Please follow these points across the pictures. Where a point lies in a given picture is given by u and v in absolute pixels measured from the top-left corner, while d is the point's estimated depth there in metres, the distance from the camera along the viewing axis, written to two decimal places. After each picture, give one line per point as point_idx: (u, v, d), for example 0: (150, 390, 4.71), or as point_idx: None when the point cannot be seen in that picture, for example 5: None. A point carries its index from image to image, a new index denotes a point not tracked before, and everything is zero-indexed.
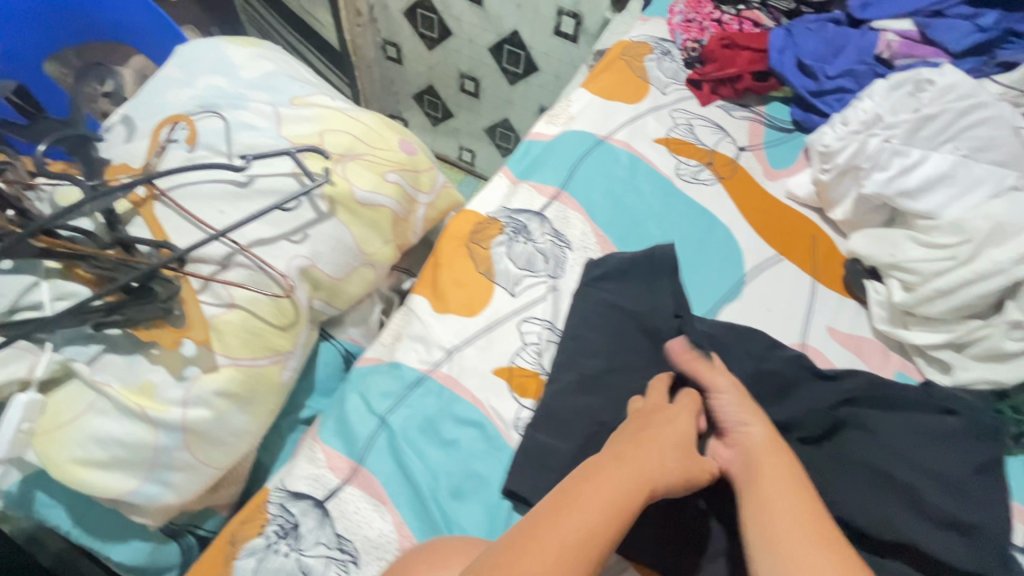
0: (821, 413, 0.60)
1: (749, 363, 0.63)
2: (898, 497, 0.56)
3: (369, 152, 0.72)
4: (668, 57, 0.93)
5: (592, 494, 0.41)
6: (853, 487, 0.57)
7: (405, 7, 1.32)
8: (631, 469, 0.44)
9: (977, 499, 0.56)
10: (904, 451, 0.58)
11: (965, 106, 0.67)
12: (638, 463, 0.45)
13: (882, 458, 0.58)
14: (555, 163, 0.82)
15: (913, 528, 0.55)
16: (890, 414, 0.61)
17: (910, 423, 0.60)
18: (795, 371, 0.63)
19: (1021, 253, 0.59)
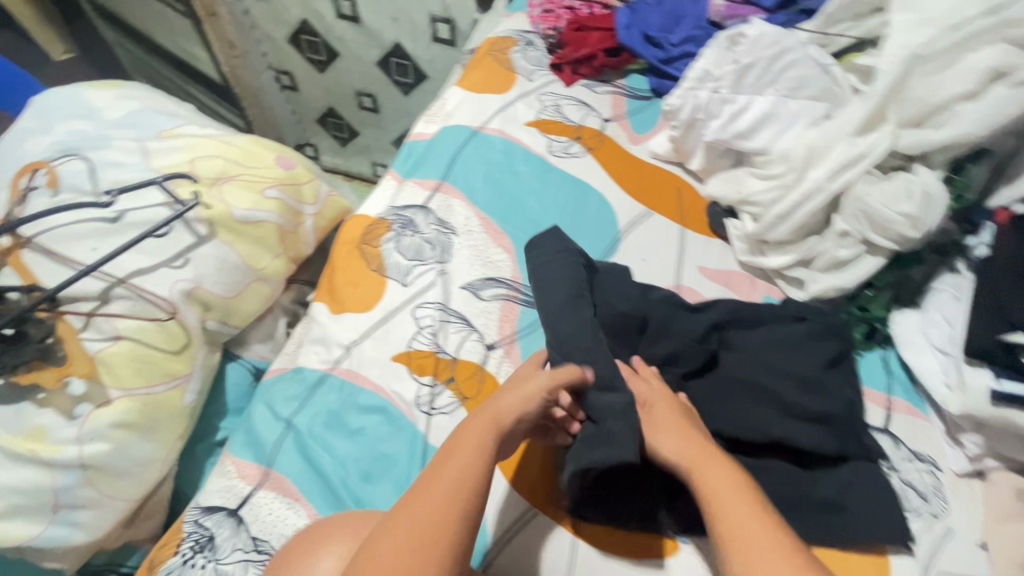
0: (692, 343, 0.66)
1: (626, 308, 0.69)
2: (767, 404, 0.62)
3: (245, 172, 0.74)
4: (532, 47, 1.00)
5: (443, 476, 0.44)
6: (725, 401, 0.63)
7: (288, 34, 1.34)
8: (480, 443, 0.47)
9: (830, 388, 0.63)
10: (766, 361, 0.65)
11: (775, 52, 0.75)
12: (492, 425, 0.49)
13: (747, 368, 0.65)
14: (436, 159, 0.87)
15: (782, 427, 0.60)
16: (753, 330, 0.68)
17: (769, 334, 0.67)
18: (670, 310, 0.68)
19: (835, 170, 0.67)
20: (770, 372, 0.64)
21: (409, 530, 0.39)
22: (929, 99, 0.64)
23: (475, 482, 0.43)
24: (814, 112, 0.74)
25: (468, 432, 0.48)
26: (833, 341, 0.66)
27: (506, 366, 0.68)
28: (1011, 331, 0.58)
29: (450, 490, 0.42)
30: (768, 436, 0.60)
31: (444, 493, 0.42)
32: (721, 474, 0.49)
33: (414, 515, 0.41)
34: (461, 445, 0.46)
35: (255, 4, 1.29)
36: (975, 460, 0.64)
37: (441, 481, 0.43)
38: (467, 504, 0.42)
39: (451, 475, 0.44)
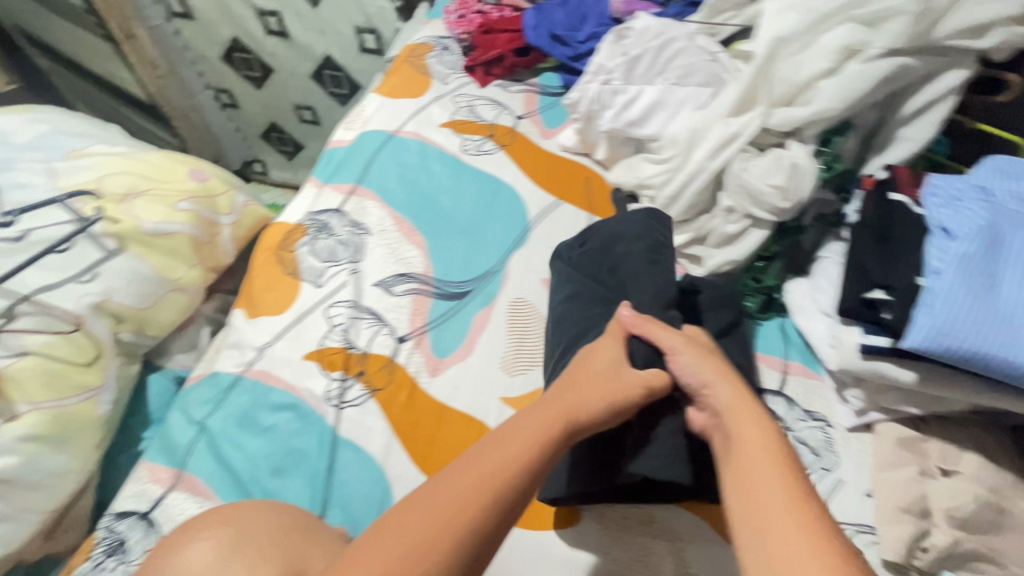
0: None
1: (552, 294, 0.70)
2: None
3: (156, 187, 0.76)
4: (448, 52, 1.04)
5: (488, 459, 0.41)
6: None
7: (221, 52, 1.36)
8: (540, 426, 0.45)
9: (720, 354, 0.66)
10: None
11: (660, 43, 0.79)
12: (569, 413, 0.47)
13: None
14: (353, 163, 0.89)
15: None
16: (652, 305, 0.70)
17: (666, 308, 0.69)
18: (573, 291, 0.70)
19: (714, 150, 0.71)
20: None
21: (419, 513, 0.37)
22: (793, 78, 0.68)
23: (515, 476, 0.41)
24: (700, 97, 0.78)
25: (540, 412, 0.47)
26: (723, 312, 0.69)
27: (416, 356, 0.70)
28: (872, 289, 0.61)
29: (499, 468, 0.41)
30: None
31: (501, 459, 0.41)
32: (757, 436, 0.47)
33: (437, 494, 0.39)
34: (518, 433, 0.44)
35: (184, 24, 1.31)
36: (862, 415, 0.68)
37: (509, 448, 0.42)
38: (520, 478, 0.41)
39: (516, 443, 0.43)
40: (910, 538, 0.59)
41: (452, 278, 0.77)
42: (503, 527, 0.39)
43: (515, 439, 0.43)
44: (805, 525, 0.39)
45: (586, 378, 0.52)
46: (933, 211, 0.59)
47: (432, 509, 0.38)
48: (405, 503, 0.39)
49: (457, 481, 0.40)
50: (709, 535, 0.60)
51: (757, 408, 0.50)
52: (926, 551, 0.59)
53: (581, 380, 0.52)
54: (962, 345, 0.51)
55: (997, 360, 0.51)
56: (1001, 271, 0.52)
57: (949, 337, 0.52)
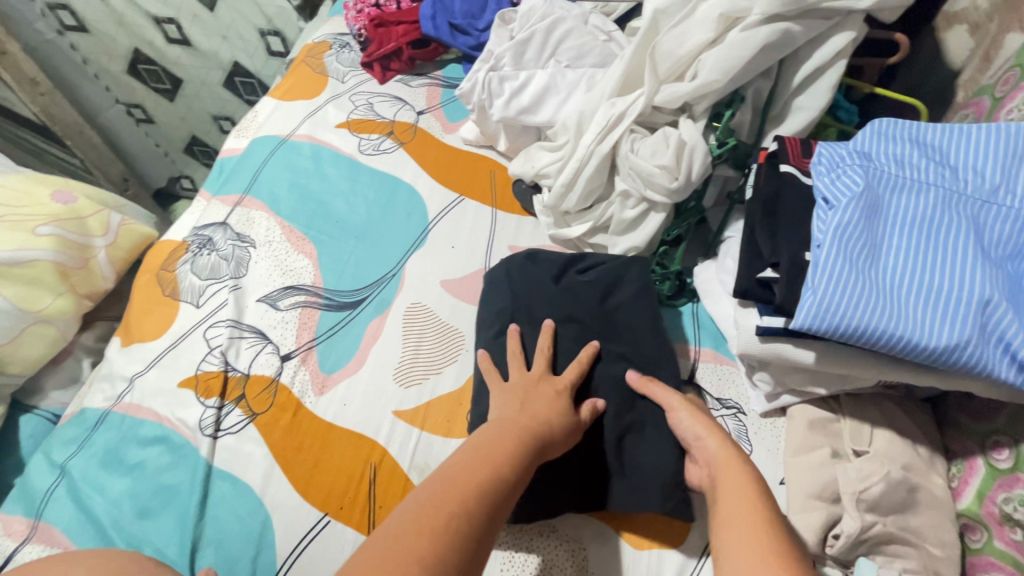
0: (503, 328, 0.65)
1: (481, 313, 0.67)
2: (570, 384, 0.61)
3: (10, 212, 0.70)
4: (347, 49, 0.99)
5: (485, 465, 0.44)
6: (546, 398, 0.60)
7: (125, 65, 1.27)
8: (511, 434, 0.48)
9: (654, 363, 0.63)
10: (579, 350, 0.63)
11: (548, 25, 0.76)
12: (532, 431, 0.50)
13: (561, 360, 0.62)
14: (241, 173, 0.84)
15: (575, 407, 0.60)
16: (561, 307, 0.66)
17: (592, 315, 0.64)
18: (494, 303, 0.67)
19: (601, 132, 0.67)
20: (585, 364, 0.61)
21: (442, 500, 0.39)
22: (677, 52, 0.65)
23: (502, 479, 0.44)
24: (591, 78, 0.75)
25: (505, 427, 0.49)
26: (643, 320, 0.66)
27: (301, 374, 0.65)
28: (765, 268, 0.58)
29: (488, 472, 0.43)
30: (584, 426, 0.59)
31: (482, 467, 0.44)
32: (742, 480, 0.46)
33: (450, 487, 0.41)
34: (498, 442, 0.47)
35: (81, 38, 1.20)
36: (773, 399, 0.65)
37: (499, 458, 0.45)
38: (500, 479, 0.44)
39: (493, 455, 0.46)
40: (821, 526, 0.57)
41: (344, 287, 0.72)
42: (492, 525, 0.40)
43: (497, 444, 0.47)
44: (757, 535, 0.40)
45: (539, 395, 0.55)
46: (816, 179, 0.55)
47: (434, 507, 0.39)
48: (438, 493, 0.40)
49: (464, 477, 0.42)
50: (612, 539, 0.57)
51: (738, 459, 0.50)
52: (838, 538, 0.56)
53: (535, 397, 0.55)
54: (845, 324, 0.48)
55: (880, 337, 0.48)
56: (879, 244, 0.50)
57: (832, 316, 0.49)
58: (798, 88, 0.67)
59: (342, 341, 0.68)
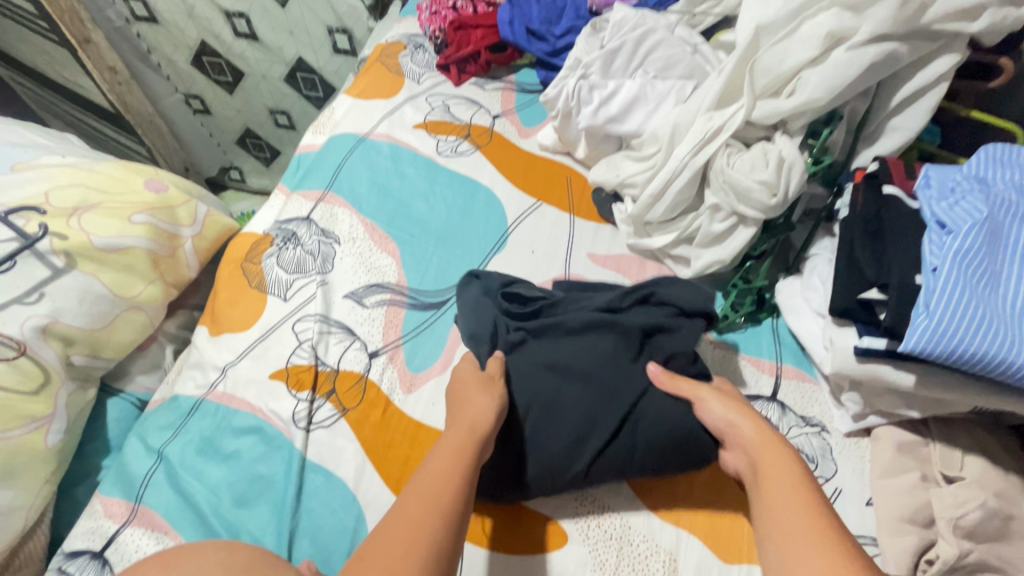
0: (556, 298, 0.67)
1: (521, 292, 0.67)
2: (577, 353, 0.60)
3: (108, 199, 0.72)
4: (421, 50, 1.00)
5: (430, 478, 0.46)
6: (556, 392, 0.59)
7: (189, 57, 1.30)
8: (454, 438, 0.50)
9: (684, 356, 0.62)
10: (590, 330, 0.61)
11: (639, 35, 0.76)
12: (475, 424, 0.52)
13: (556, 352, 0.60)
14: (322, 169, 0.85)
15: (574, 378, 0.59)
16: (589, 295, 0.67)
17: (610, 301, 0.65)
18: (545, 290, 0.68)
19: (696, 145, 0.67)
20: (590, 347, 0.60)
21: (383, 538, 0.40)
22: (778, 68, 0.65)
23: (451, 485, 0.46)
24: (681, 90, 0.75)
25: (452, 434, 0.51)
26: (671, 309, 0.64)
27: (389, 371, 0.66)
28: (868, 289, 0.57)
29: (439, 476, 0.46)
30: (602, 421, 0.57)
31: (437, 488, 0.45)
32: (788, 470, 0.47)
33: (389, 521, 0.42)
34: (448, 446, 0.50)
35: (149, 28, 1.24)
36: (859, 419, 0.65)
37: (451, 469, 0.47)
38: (454, 496, 0.45)
39: (447, 468, 0.47)
40: (914, 551, 0.56)
41: (428, 287, 0.73)
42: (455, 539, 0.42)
43: (443, 456, 0.48)
44: (824, 548, 0.40)
45: (465, 409, 0.53)
46: (928, 203, 0.55)
47: (392, 539, 0.40)
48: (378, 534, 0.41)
49: (405, 507, 0.43)
50: (702, 551, 0.57)
51: (782, 442, 0.50)
52: (931, 563, 0.56)
53: (468, 394, 0.55)
54: (963, 350, 0.48)
55: (997, 363, 0.48)
56: (998, 269, 0.50)
57: (949, 339, 0.48)
58: (897, 108, 0.66)
59: (430, 342, 0.68)
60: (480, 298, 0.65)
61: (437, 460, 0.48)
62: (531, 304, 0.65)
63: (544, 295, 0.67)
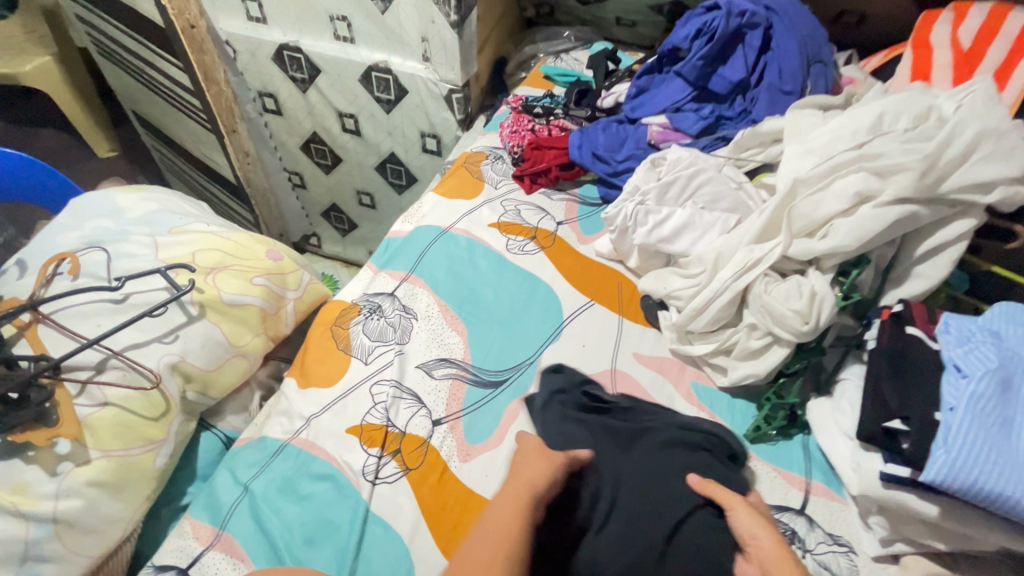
0: (624, 406, 0.77)
1: (597, 396, 0.78)
2: (630, 461, 0.69)
3: (237, 263, 0.87)
4: (501, 161, 1.17)
5: (495, 543, 0.49)
6: (629, 486, 0.66)
7: (301, 142, 1.55)
8: (516, 498, 0.53)
9: (724, 479, 0.68)
10: (642, 441, 0.70)
11: (691, 172, 0.89)
12: (528, 490, 0.55)
13: (604, 446, 0.71)
14: (407, 253, 1.00)
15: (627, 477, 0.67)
16: (653, 412, 0.76)
17: (682, 424, 0.74)
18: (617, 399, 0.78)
19: (737, 271, 0.77)
20: (638, 447, 0.70)
21: None
22: (812, 215, 0.76)
23: (504, 545, 0.49)
24: (725, 221, 0.87)
25: (516, 492, 0.54)
26: (714, 443, 0.72)
27: (449, 440, 0.75)
28: (891, 419, 0.63)
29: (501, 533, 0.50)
30: (668, 517, 0.63)
31: (494, 547, 0.49)
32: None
33: None
34: (506, 502, 0.53)
35: (272, 118, 1.52)
36: (886, 544, 0.67)
37: (506, 536, 0.49)
38: (516, 542, 0.49)
39: (505, 524, 0.50)
40: None
41: (489, 366, 0.83)
42: None
43: (500, 510, 0.52)
44: None
45: (529, 479, 0.56)
46: (947, 347, 0.63)
47: None
48: None
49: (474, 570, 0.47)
50: None
51: (789, 552, 0.51)
52: None
53: (531, 458, 0.60)
54: (977, 486, 0.53)
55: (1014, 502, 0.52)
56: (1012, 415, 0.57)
57: (966, 474, 0.54)
58: (922, 258, 0.75)
59: (493, 419, 0.77)
60: (563, 384, 0.79)
61: (496, 515, 0.52)
62: (606, 403, 0.77)
63: (614, 400, 0.77)
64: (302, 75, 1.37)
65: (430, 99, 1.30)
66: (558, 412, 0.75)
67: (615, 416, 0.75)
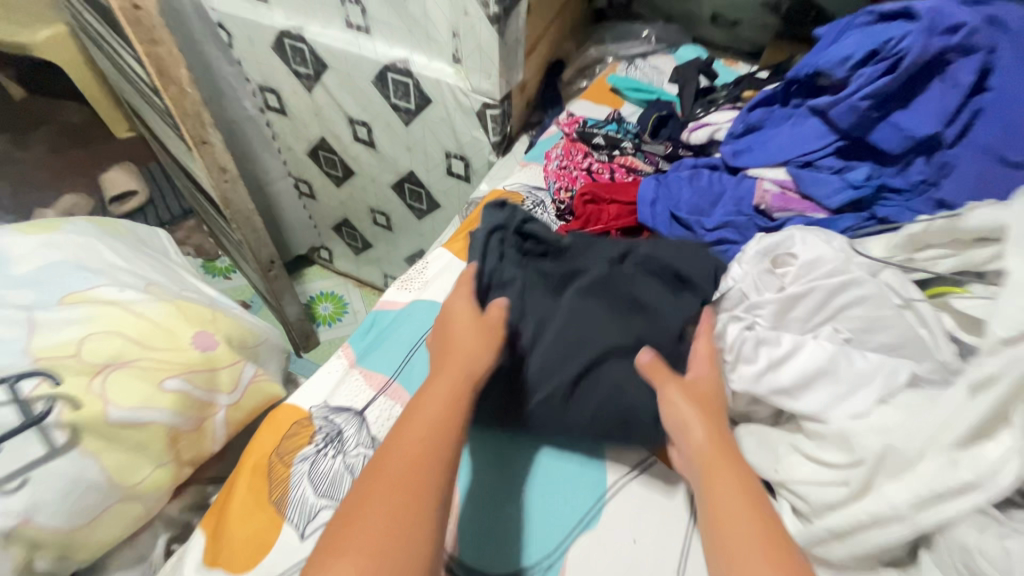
0: (584, 240, 0.72)
1: (566, 266, 0.68)
2: (582, 285, 0.65)
3: (144, 358, 0.61)
4: (540, 208, 0.87)
5: (421, 406, 0.49)
6: (562, 320, 0.62)
7: (307, 148, 1.29)
8: (451, 372, 0.53)
9: (654, 315, 0.63)
10: (592, 274, 0.66)
11: (835, 285, 0.56)
12: (465, 376, 0.53)
13: (541, 290, 0.66)
14: (395, 344, 0.71)
15: (576, 299, 0.64)
16: (621, 265, 0.68)
17: (618, 256, 0.69)
18: (581, 240, 0.72)
19: (921, 496, 0.44)
20: (589, 282, 0.65)
21: (363, 500, 0.42)
22: None
23: (437, 434, 0.47)
24: (890, 376, 0.52)
25: (447, 374, 0.52)
26: (657, 261, 0.67)
27: None
28: None
29: (430, 420, 0.48)
30: (587, 352, 0.59)
31: (435, 423, 0.47)
32: (733, 481, 0.45)
33: (385, 462, 0.44)
34: (442, 373, 0.52)
35: (276, 117, 1.27)
36: None
37: (428, 409, 0.49)
38: (455, 425, 0.48)
39: (454, 405, 0.49)
40: None
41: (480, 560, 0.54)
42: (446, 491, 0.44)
43: (435, 402, 0.49)
44: (772, 530, 0.41)
45: (458, 355, 0.54)
46: None
47: (402, 500, 0.42)
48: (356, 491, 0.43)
49: (399, 452, 0.45)
50: None
51: (733, 453, 0.48)
52: None
53: (458, 332, 0.57)
54: None
55: None
56: None
57: None
58: None
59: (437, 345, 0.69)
60: (496, 241, 0.70)
61: (433, 389, 0.51)
62: (546, 245, 0.71)
63: (558, 239, 0.72)
64: (306, 70, 1.10)
65: (458, 114, 1.00)
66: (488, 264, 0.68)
67: (554, 260, 0.70)
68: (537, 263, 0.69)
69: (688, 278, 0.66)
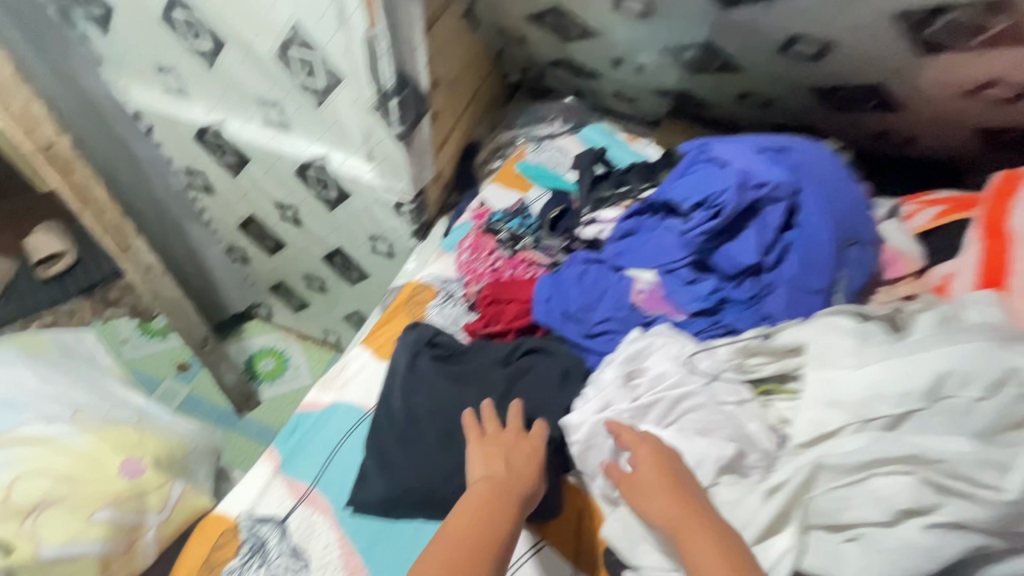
0: (480, 345, 0.84)
1: (473, 364, 0.81)
2: (468, 387, 0.78)
3: (73, 493, 0.68)
4: (451, 301, 0.96)
5: (473, 524, 0.55)
6: (456, 417, 0.75)
7: (238, 223, 1.34)
8: (508, 491, 0.59)
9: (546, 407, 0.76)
10: (481, 378, 0.79)
11: (675, 397, 0.68)
12: (512, 493, 0.60)
13: (448, 391, 0.77)
14: (317, 448, 0.79)
15: (468, 400, 0.76)
16: (495, 364, 0.81)
17: (504, 355, 0.82)
18: (471, 344, 0.85)
19: None
20: (484, 386, 0.78)
21: None
22: (833, 518, 0.55)
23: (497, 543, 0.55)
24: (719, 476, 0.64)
25: (490, 486, 0.59)
26: (534, 359, 0.81)
27: None
28: None
29: (489, 529, 0.55)
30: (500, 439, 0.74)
31: (487, 529, 0.55)
32: (694, 521, 0.53)
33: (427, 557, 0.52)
34: (494, 497, 0.58)
35: (203, 197, 1.30)
36: None
37: (496, 519, 0.56)
38: (504, 539, 0.55)
39: (494, 519, 0.56)
40: None
41: None
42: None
43: (477, 507, 0.57)
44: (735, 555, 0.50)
45: (518, 476, 0.62)
46: None
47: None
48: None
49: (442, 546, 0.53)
50: None
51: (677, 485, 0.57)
52: None
53: (513, 456, 0.64)
54: None
55: None
56: None
57: None
58: None
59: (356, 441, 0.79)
60: (411, 338, 0.84)
61: (484, 507, 0.57)
62: (449, 349, 0.84)
63: (461, 346, 0.85)
64: (228, 160, 1.15)
65: (377, 206, 1.08)
66: (404, 362, 0.81)
67: (456, 361, 0.82)
68: (429, 366, 0.80)
69: (556, 371, 0.79)
